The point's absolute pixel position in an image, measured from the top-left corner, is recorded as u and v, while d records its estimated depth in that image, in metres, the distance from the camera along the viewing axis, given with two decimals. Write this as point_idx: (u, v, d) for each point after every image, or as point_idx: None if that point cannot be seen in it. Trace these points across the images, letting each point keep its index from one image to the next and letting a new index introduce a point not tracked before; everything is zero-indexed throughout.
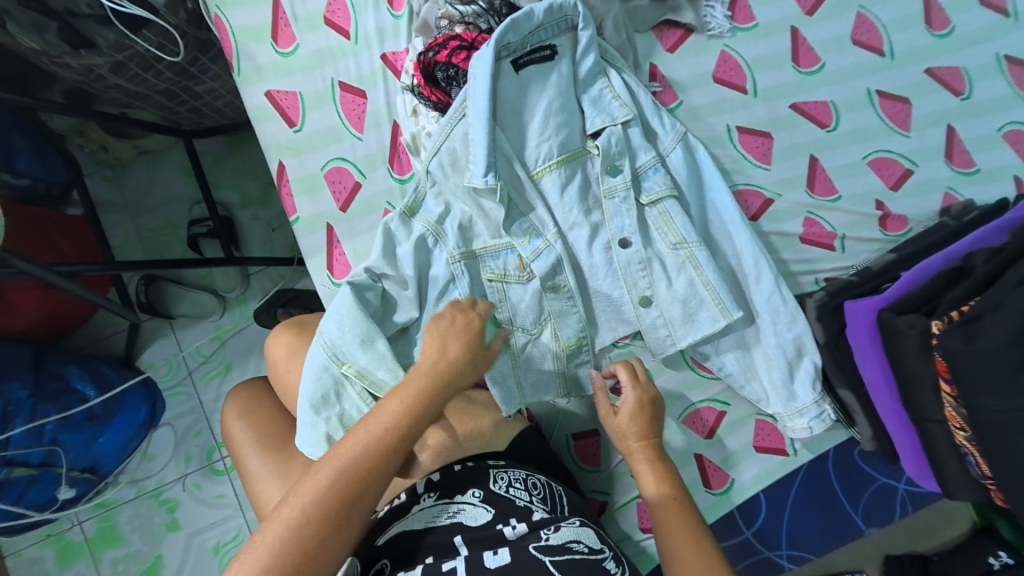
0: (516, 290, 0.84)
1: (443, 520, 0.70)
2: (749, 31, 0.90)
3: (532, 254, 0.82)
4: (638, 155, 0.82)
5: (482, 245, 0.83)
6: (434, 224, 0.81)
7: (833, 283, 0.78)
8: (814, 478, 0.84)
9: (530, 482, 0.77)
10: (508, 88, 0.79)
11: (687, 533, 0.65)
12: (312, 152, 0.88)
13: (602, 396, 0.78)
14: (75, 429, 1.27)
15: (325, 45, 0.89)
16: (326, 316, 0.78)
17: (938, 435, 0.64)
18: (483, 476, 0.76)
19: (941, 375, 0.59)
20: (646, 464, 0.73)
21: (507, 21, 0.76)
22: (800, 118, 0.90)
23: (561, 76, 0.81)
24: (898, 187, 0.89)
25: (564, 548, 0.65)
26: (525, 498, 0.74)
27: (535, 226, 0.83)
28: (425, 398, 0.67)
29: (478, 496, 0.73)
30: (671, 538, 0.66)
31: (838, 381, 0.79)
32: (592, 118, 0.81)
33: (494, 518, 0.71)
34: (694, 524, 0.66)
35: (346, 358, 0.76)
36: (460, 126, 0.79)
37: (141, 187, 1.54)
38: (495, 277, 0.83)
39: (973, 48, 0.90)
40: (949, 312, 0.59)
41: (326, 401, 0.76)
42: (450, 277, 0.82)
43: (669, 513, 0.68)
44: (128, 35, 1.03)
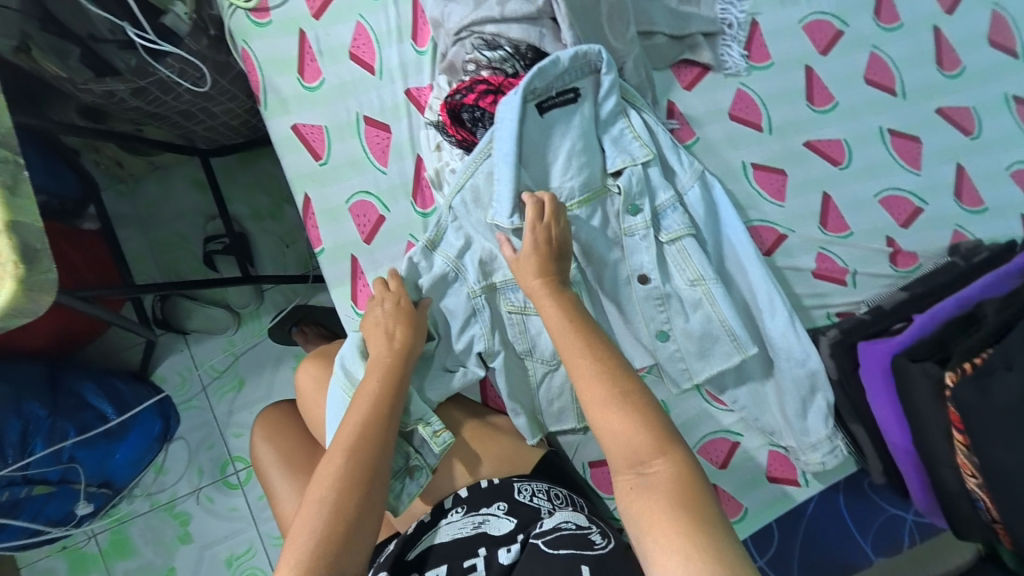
0: (536, 322, 0.85)
1: (467, 531, 0.75)
2: (765, 69, 0.92)
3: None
4: (657, 194, 0.85)
5: (502, 278, 0.85)
6: (455, 259, 0.83)
7: (845, 321, 0.81)
8: (825, 507, 0.87)
9: (552, 492, 0.81)
10: (533, 129, 0.81)
11: (580, 350, 0.66)
12: (336, 184, 0.90)
13: (507, 249, 0.76)
14: (92, 445, 1.28)
15: (349, 79, 0.90)
16: (343, 353, 0.82)
17: (950, 479, 0.66)
18: (508, 488, 0.80)
19: (954, 423, 0.61)
20: (547, 301, 0.71)
21: (534, 68, 0.78)
22: (814, 155, 0.91)
23: (585, 118, 0.83)
24: (908, 224, 0.90)
25: (555, 528, 0.71)
26: (547, 506, 0.78)
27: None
28: (388, 372, 0.75)
29: (502, 507, 0.78)
30: (572, 362, 0.66)
31: (850, 417, 0.81)
32: (613, 157, 0.84)
33: (516, 526, 0.74)
34: (599, 352, 0.65)
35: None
36: (485, 164, 0.82)
37: (154, 202, 1.54)
38: (514, 310, 0.85)
39: (982, 87, 0.92)
40: (963, 363, 0.61)
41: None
42: (471, 310, 0.84)
43: (569, 344, 0.67)
44: (151, 62, 1.04)
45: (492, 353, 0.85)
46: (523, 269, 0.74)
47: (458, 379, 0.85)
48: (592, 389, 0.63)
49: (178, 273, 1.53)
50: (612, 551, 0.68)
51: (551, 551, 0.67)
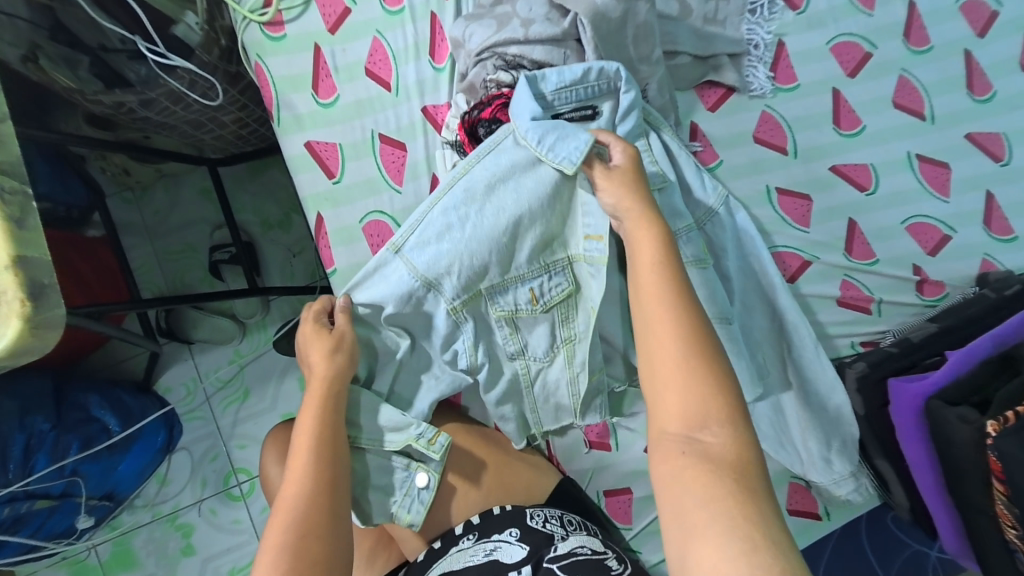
0: (527, 322, 0.82)
1: (479, 559, 0.72)
2: (790, 91, 0.90)
3: (545, 287, 0.81)
4: (674, 219, 0.80)
5: (489, 284, 0.80)
6: (423, 273, 0.78)
7: (871, 353, 0.79)
8: (848, 541, 0.84)
9: (565, 518, 0.79)
10: None
11: (660, 285, 0.60)
12: (350, 204, 0.88)
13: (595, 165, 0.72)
14: (96, 458, 1.27)
15: (365, 96, 0.89)
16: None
17: (986, 526, 0.64)
18: (520, 512, 0.77)
19: (994, 473, 0.59)
20: (642, 228, 0.65)
21: (534, 73, 0.77)
22: (840, 180, 0.89)
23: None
24: (935, 252, 0.88)
25: (570, 553, 0.71)
26: (561, 531, 0.76)
27: (548, 263, 0.81)
28: (323, 405, 0.72)
29: (515, 533, 0.75)
30: (648, 295, 0.60)
31: (875, 452, 0.79)
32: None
33: (529, 555, 0.72)
34: (677, 293, 0.59)
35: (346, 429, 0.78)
36: (489, 158, 0.78)
37: (161, 210, 1.52)
38: (505, 314, 0.81)
39: (1012, 114, 0.90)
40: (1004, 412, 0.59)
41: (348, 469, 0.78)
42: (454, 325, 0.81)
43: (650, 272, 0.61)
44: (161, 75, 1.01)
45: (482, 361, 0.82)
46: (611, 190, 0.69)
47: (446, 385, 0.82)
48: (666, 332, 0.57)
49: (184, 282, 1.51)
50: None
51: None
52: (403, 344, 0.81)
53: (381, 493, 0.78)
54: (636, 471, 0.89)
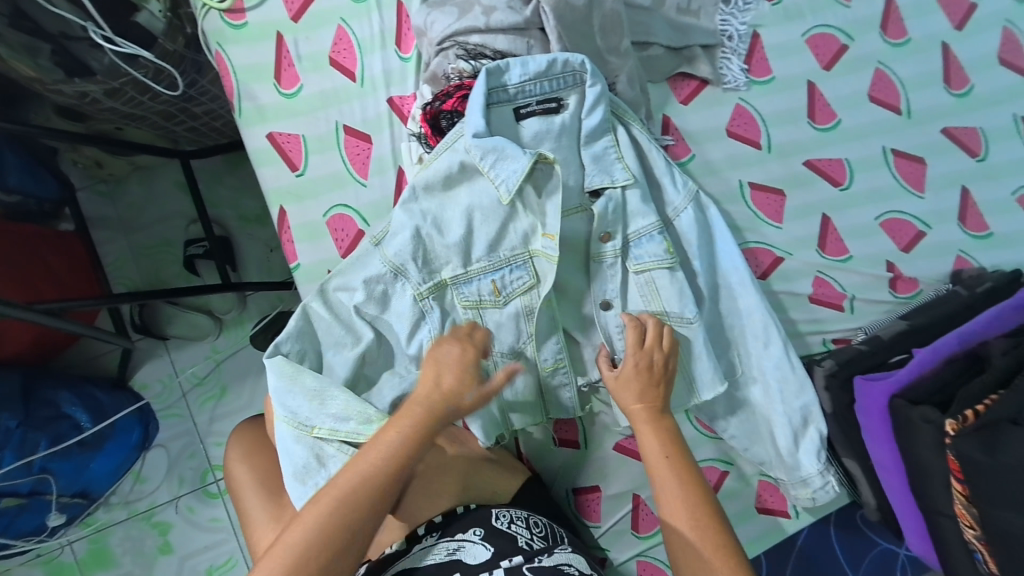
0: (493, 315, 0.80)
1: (440, 558, 0.71)
2: (765, 84, 0.88)
3: (506, 280, 0.80)
4: (635, 220, 0.80)
5: (453, 274, 0.79)
6: (392, 260, 0.77)
7: (843, 351, 0.78)
8: (816, 540, 0.84)
9: (532, 520, 0.77)
10: (504, 133, 0.77)
11: (673, 479, 0.67)
12: (315, 198, 0.86)
13: (605, 365, 0.77)
14: (65, 457, 1.25)
15: (330, 87, 0.86)
16: (269, 384, 0.74)
17: (947, 528, 0.63)
18: (486, 513, 0.76)
19: (954, 473, 0.59)
20: (646, 427, 0.71)
21: (496, 64, 0.75)
22: (815, 175, 0.88)
23: (565, 130, 0.78)
24: (909, 249, 0.87)
25: (556, 569, 0.67)
26: (525, 536, 0.74)
27: (507, 257, 0.80)
28: (423, 421, 0.67)
29: (478, 533, 0.73)
30: (662, 490, 0.67)
31: (844, 451, 0.78)
32: (592, 175, 0.78)
33: (494, 554, 0.70)
34: (691, 487, 0.66)
35: (312, 423, 0.72)
36: (448, 154, 0.77)
37: (136, 203, 1.48)
38: (470, 305, 0.79)
39: (991, 109, 0.89)
40: (964, 411, 0.58)
41: (309, 470, 0.71)
42: (420, 313, 0.79)
43: (660, 474, 0.68)
44: (123, 65, 0.99)
45: None
46: (622, 391, 0.73)
47: (410, 383, 0.80)
48: (677, 519, 0.65)
49: (160, 278, 1.48)
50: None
51: None
52: (366, 337, 0.78)
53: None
54: (608, 471, 0.87)
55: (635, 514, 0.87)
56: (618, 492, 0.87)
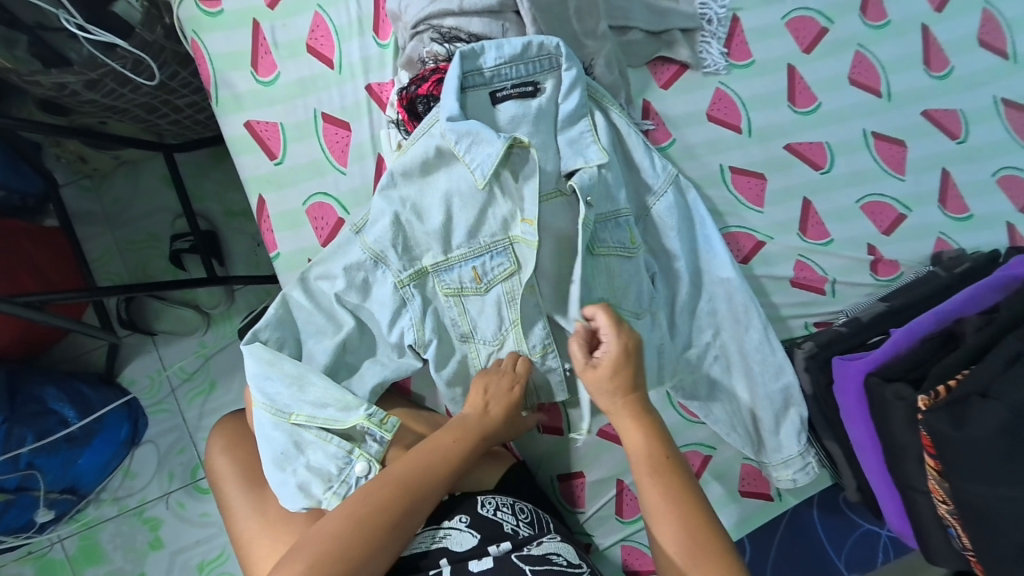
0: (475, 302, 0.80)
1: (426, 546, 0.70)
2: (745, 68, 0.88)
3: (487, 267, 0.79)
4: (609, 203, 0.79)
5: (434, 261, 0.79)
6: (372, 246, 0.77)
7: (823, 333, 0.78)
8: (799, 523, 0.84)
9: (517, 507, 0.76)
10: (480, 117, 0.77)
11: (657, 482, 0.65)
12: (294, 186, 0.85)
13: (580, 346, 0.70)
14: (53, 452, 1.24)
15: (308, 75, 0.86)
16: (247, 369, 0.74)
17: (922, 504, 0.65)
18: (470, 500, 0.74)
19: (926, 449, 0.60)
20: (628, 421, 0.67)
21: (470, 47, 0.75)
22: (795, 158, 0.87)
23: (541, 113, 0.78)
24: (890, 231, 0.87)
25: (544, 559, 0.67)
26: (511, 522, 0.73)
27: (487, 244, 0.79)
28: (466, 436, 0.73)
29: (465, 520, 0.72)
30: (647, 488, 0.66)
31: (825, 434, 0.78)
32: (568, 158, 0.78)
33: (481, 541, 0.70)
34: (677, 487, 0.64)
35: (291, 409, 0.72)
36: (426, 138, 0.76)
37: (122, 199, 1.47)
38: (450, 292, 0.79)
39: (971, 92, 0.89)
40: (935, 387, 0.59)
41: (287, 456, 0.72)
42: (400, 301, 0.78)
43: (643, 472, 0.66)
44: (100, 56, 0.97)
45: (430, 340, 0.79)
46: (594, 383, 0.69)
47: (391, 371, 0.79)
48: (664, 522, 0.63)
49: (147, 273, 1.47)
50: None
51: None
52: (347, 325, 0.78)
53: (316, 480, 0.71)
54: (592, 456, 0.87)
55: (619, 499, 0.87)
56: (602, 477, 0.87)
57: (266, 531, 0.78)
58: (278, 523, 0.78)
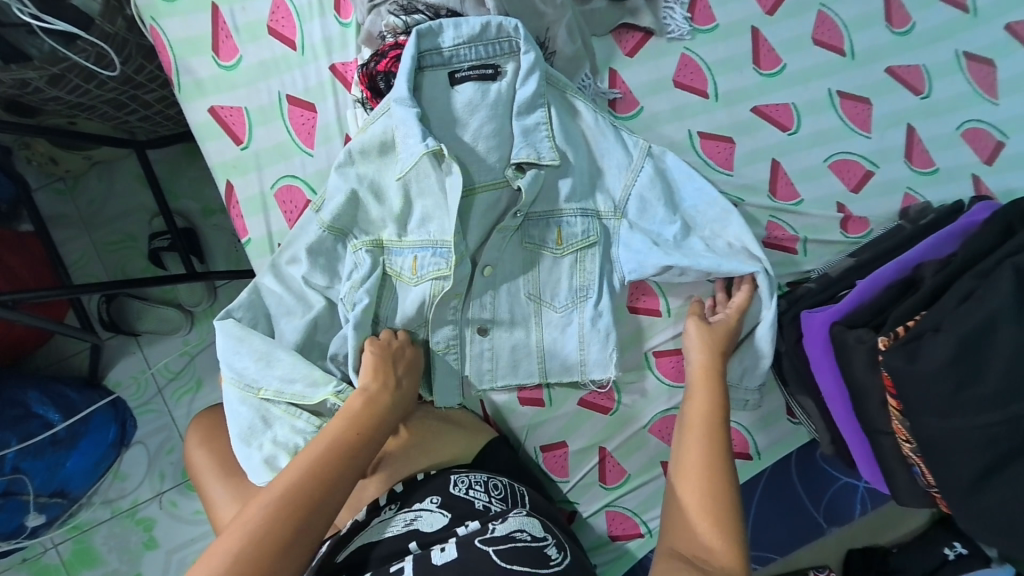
0: (400, 291, 0.79)
1: (398, 528, 0.68)
2: (708, 32, 0.88)
3: (425, 259, 0.78)
4: (558, 200, 0.80)
5: (391, 237, 0.79)
6: (332, 224, 0.76)
7: (796, 291, 0.79)
8: (778, 481, 0.87)
9: (490, 483, 0.75)
10: (435, 95, 0.76)
11: (704, 390, 0.73)
12: (261, 170, 0.84)
13: (696, 313, 0.79)
14: (38, 455, 1.23)
15: (269, 56, 0.85)
16: (217, 345, 0.75)
17: (887, 446, 0.68)
18: (443, 481, 0.74)
19: (887, 390, 0.63)
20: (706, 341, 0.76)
21: (428, 26, 0.75)
22: (762, 121, 0.88)
23: (500, 96, 0.77)
24: (859, 189, 0.87)
25: (508, 538, 0.64)
26: (484, 499, 0.73)
27: (435, 237, 0.78)
28: (372, 411, 0.70)
29: (435, 501, 0.71)
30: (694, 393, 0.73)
31: (797, 388, 0.80)
32: (518, 148, 0.77)
33: (451, 521, 0.69)
34: (718, 461, 0.67)
35: (259, 385, 0.73)
36: (384, 119, 0.76)
37: (96, 200, 1.45)
38: (388, 273, 0.79)
39: (932, 47, 0.90)
40: (896, 328, 0.63)
41: (254, 431, 0.72)
42: (354, 264, 0.78)
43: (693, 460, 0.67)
44: (61, 49, 0.93)
45: (360, 300, 0.75)
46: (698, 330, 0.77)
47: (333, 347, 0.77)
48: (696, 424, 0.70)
49: (127, 273, 1.45)
50: (567, 567, 0.64)
51: (506, 564, 0.60)
52: (318, 303, 0.77)
53: (283, 453, 0.71)
54: (571, 425, 0.88)
55: (601, 466, 0.88)
56: (583, 446, 0.88)
57: None
58: None
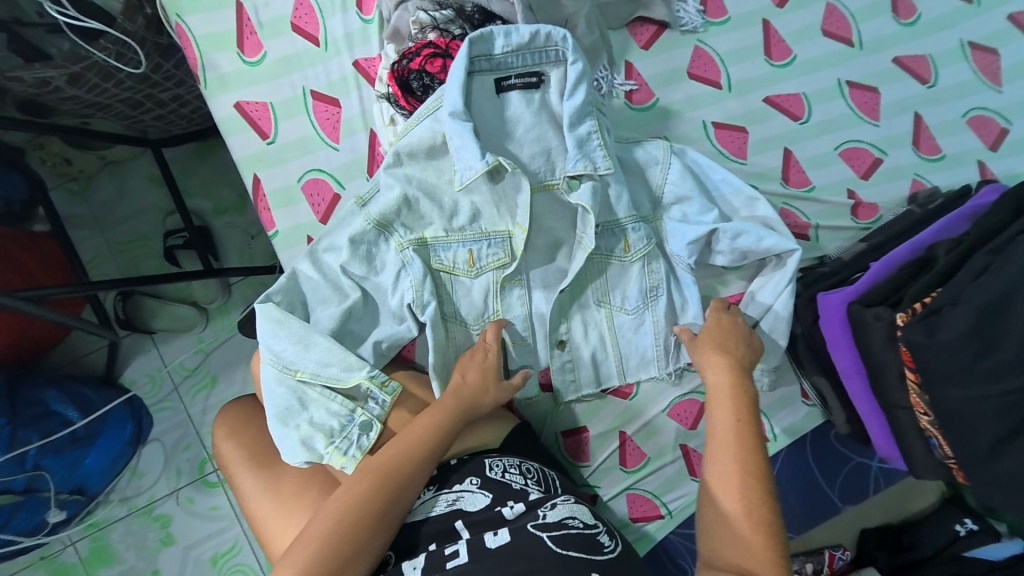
0: (463, 284, 0.82)
1: (442, 509, 0.71)
2: (720, 25, 0.91)
3: (482, 251, 0.82)
4: (614, 211, 0.81)
5: (434, 234, 0.81)
6: (378, 217, 0.78)
7: (808, 275, 0.83)
8: (793, 461, 0.88)
9: (524, 467, 0.77)
10: (485, 103, 0.78)
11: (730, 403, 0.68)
12: (285, 164, 0.86)
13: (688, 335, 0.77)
14: (58, 453, 1.23)
15: (293, 52, 0.87)
16: (257, 327, 0.76)
17: (905, 420, 0.71)
18: (479, 464, 0.76)
19: (906, 363, 0.66)
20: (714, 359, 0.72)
21: (481, 32, 0.75)
22: (773, 111, 0.90)
23: (546, 106, 0.80)
24: (868, 175, 0.90)
25: (561, 524, 0.66)
26: (520, 481, 0.74)
27: (487, 230, 0.82)
28: (447, 420, 0.72)
29: (475, 482, 0.73)
30: (718, 406, 0.69)
31: (813, 369, 0.83)
32: (572, 161, 0.78)
33: (492, 501, 0.71)
34: (748, 460, 0.64)
35: (296, 367, 0.74)
36: (430, 121, 0.77)
37: (108, 200, 1.46)
38: (443, 269, 0.81)
39: (936, 36, 0.92)
40: (913, 305, 0.65)
41: (291, 412, 0.74)
42: (401, 264, 0.79)
43: (724, 458, 0.64)
44: (83, 46, 0.95)
45: (430, 302, 0.79)
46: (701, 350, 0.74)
47: (388, 338, 0.80)
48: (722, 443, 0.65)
49: (139, 272, 1.46)
50: (619, 554, 0.67)
51: (560, 550, 0.63)
52: (353, 295, 0.79)
53: (319, 435, 0.73)
54: (593, 408, 0.90)
55: (621, 451, 0.90)
56: (605, 430, 0.90)
57: (280, 510, 0.80)
58: (291, 499, 0.80)
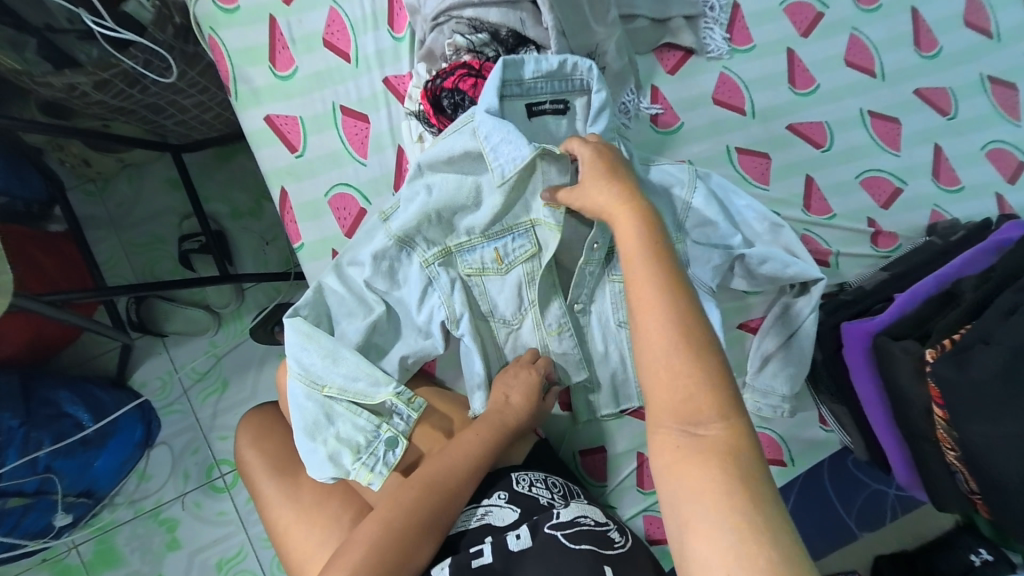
0: (495, 282, 0.82)
1: (472, 523, 0.72)
2: (746, 52, 0.92)
3: (508, 247, 0.81)
4: None
5: (458, 241, 0.81)
6: (399, 234, 0.78)
7: (830, 303, 0.84)
8: (811, 485, 0.89)
9: (550, 481, 0.77)
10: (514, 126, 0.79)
11: (648, 265, 0.56)
12: (314, 176, 0.87)
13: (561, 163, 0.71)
14: (69, 455, 1.23)
15: (324, 67, 0.88)
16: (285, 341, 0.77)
17: (931, 452, 0.72)
18: (506, 477, 0.76)
19: (934, 400, 0.67)
20: (620, 211, 0.62)
21: (512, 57, 0.76)
22: (797, 138, 0.92)
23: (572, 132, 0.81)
24: (888, 205, 0.91)
25: (573, 522, 0.69)
26: (547, 495, 0.74)
27: (510, 224, 0.80)
28: (491, 436, 0.75)
29: (503, 496, 0.74)
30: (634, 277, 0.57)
31: (833, 397, 0.84)
32: None
33: (520, 517, 0.71)
34: (688, 321, 0.53)
35: (323, 381, 0.75)
36: (458, 138, 0.76)
37: (125, 202, 1.47)
38: (472, 272, 0.81)
39: (957, 69, 0.94)
40: (942, 341, 0.67)
41: (319, 426, 0.74)
42: (428, 281, 0.80)
43: (654, 323, 0.53)
44: (113, 54, 0.95)
45: (463, 312, 0.80)
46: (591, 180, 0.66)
47: (415, 352, 0.81)
48: (651, 310, 0.54)
49: (153, 275, 1.46)
50: (629, 549, 0.70)
51: (574, 545, 0.66)
52: (377, 310, 0.79)
53: (346, 450, 0.74)
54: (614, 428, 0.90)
55: (640, 471, 0.90)
56: (625, 449, 0.90)
57: (303, 520, 0.80)
58: (315, 511, 0.80)
